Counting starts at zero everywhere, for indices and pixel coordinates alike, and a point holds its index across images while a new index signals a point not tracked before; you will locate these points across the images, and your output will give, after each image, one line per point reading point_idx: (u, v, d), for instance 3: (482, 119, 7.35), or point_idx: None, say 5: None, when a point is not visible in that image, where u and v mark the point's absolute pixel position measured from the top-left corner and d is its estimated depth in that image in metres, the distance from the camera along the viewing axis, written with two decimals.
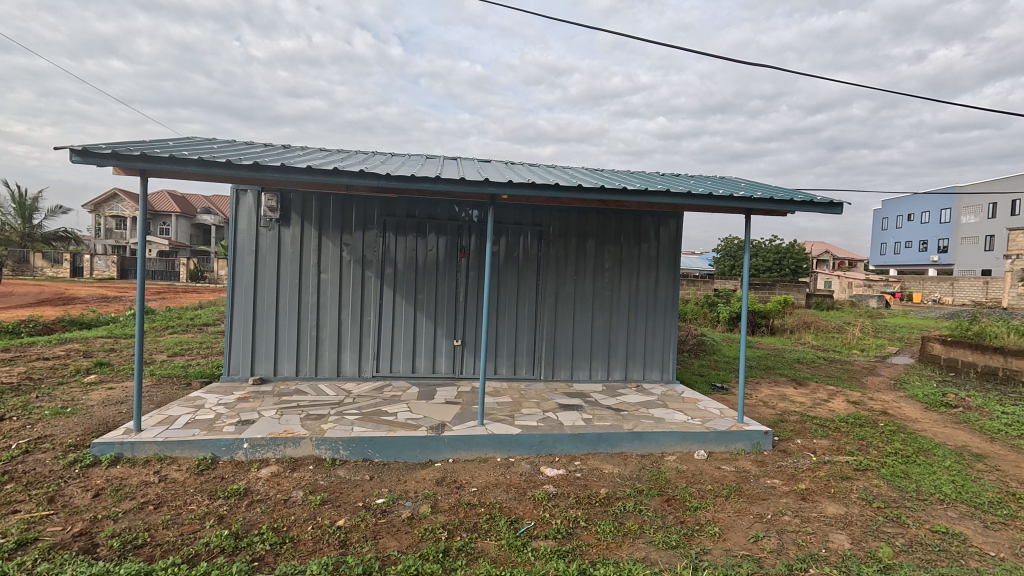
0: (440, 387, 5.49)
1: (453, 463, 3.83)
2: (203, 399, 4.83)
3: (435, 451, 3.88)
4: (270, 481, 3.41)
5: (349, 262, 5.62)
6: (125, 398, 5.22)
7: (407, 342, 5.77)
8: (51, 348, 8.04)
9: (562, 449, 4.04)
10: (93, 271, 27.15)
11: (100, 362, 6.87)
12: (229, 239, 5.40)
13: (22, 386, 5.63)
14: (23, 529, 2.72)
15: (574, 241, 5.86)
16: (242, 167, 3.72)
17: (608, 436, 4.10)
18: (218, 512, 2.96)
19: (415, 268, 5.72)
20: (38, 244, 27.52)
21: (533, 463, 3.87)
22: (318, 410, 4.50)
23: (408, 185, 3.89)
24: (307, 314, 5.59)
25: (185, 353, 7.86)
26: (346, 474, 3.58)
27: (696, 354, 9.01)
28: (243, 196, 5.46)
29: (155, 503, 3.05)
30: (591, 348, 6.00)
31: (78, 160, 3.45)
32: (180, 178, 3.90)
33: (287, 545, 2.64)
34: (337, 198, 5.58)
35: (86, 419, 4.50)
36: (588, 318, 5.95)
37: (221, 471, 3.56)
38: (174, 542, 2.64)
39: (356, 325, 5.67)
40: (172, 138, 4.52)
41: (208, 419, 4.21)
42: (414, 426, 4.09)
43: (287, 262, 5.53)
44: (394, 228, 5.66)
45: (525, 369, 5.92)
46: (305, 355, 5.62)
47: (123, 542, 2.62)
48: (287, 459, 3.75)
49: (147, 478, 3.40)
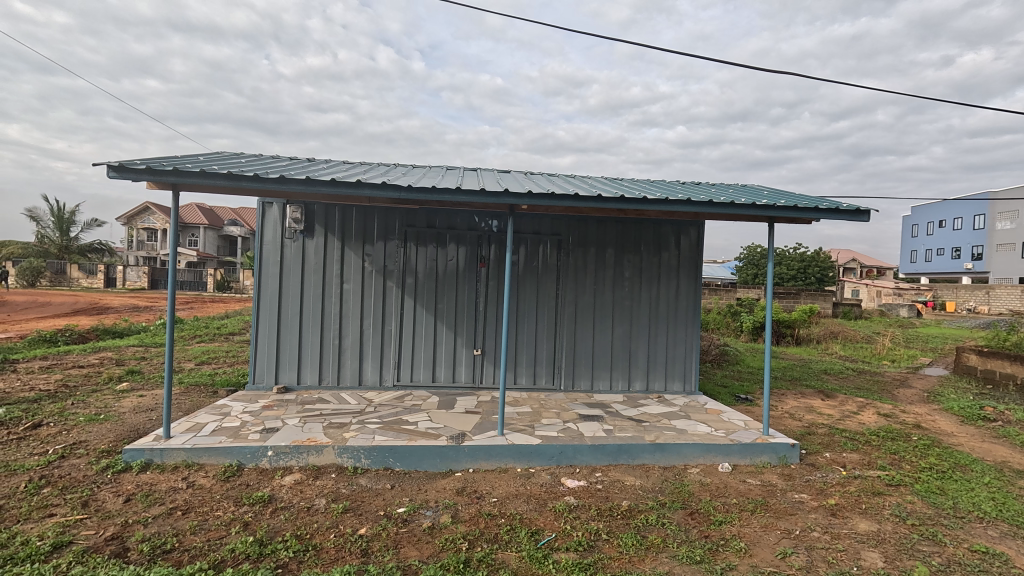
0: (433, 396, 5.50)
1: (554, 470, 3.92)
2: (229, 406, 4.94)
3: (536, 459, 3.96)
4: (294, 489, 3.46)
5: (370, 272, 5.71)
6: (194, 404, 5.37)
7: (427, 351, 5.79)
8: (85, 356, 8.35)
9: (655, 460, 4.08)
10: (126, 282, 28.06)
11: (131, 370, 7.08)
12: (256, 250, 5.55)
13: (58, 393, 5.84)
14: (185, 530, 2.86)
15: (593, 249, 5.85)
16: (268, 181, 3.80)
17: (702, 444, 4.12)
18: (245, 519, 3.00)
19: (436, 277, 5.77)
20: (74, 256, 28.69)
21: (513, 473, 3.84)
22: (341, 418, 4.56)
23: (502, 200, 3.97)
24: (330, 324, 5.68)
25: (212, 361, 8.07)
26: (367, 482, 3.61)
27: (719, 364, 8.89)
28: (269, 208, 5.60)
29: (184, 509, 3.12)
30: (646, 358, 5.98)
31: (114, 176, 3.61)
32: (209, 191, 4.02)
33: (310, 552, 2.67)
34: (359, 210, 5.68)
35: (119, 426, 4.62)
36: (642, 328, 5.95)
37: (333, 478, 3.66)
38: (201, 547, 2.68)
39: (377, 334, 5.73)
40: (204, 153, 4.68)
41: (317, 425, 4.33)
42: (434, 435, 4.10)
43: (311, 272, 5.64)
44: (415, 238, 5.73)
45: (544, 379, 5.90)
46: (328, 364, 5.70)
47: (152, 547, 2.67)
48: (388, 469, 3.81)
49: (176, 484, 3.48)
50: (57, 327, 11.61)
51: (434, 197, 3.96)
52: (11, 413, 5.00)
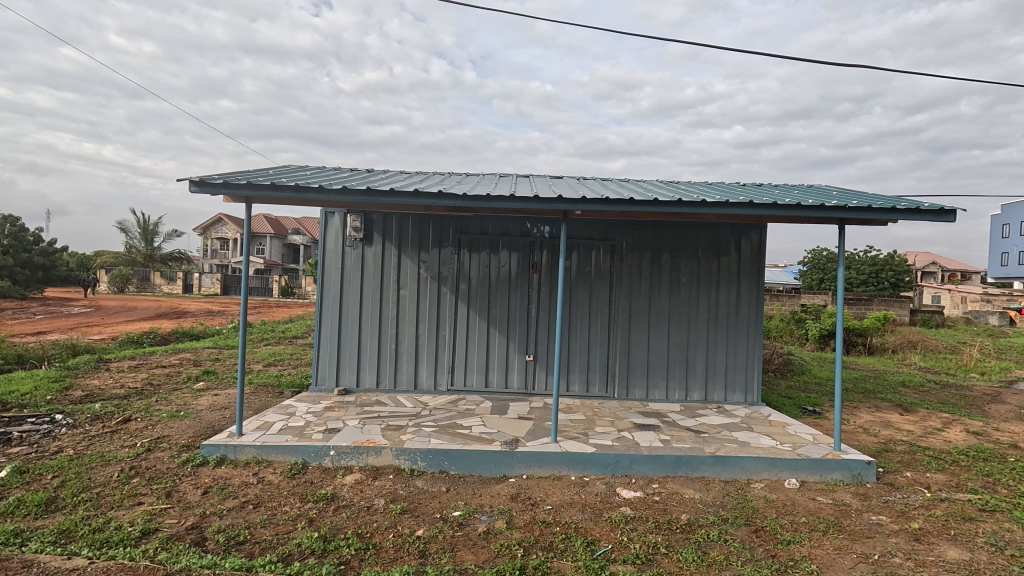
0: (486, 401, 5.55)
1: (610, 479, 3.84)
2: (294, 406, 5.20)
3: (590, 468, 3.90)
4: (354, 488, 3.58)
5: (425, 279, 5.85)
6: (263, 403, 5.69)
7: (480, 356, 5.85)
8: (167, 356, 9.06)
9: (716, 473, 3.91)
10: (201, 288, 30.19)
11: (207, 371, 7.60)
12: (319, 258, 5.83)
13: (145, 391, 6.36)
14: (256, 523, 3.02)
15: (648, 255, 5.73)
16: (332, 192, 3.99)
17: (767, 458, 3.92)
18: (309, 515, 3.14)
19: (488, 283, 5.83)
20: (157, 264, 31.21)
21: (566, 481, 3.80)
22: (398, 421, 4.68)
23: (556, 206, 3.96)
24: (387, 328, 5.86)
25: (278, 363, 8.54)
26: (424, 484, 3.68)
27: (783, 374, 8.45)
28: (331, 217, 5.87)
29: (255, 503, 3.31)
30: (704, 366, 5.78)
31: (195, 190, 3.90)
32: (278, 203, 4.27)
33: (370, 551, 2.75)
34: (415, 218, 5.84)
35: (197, 422, 4.97)
36: (700, 335, 5.76)
37: (390, 479, 3.76)
38: (271, 540, 2.83)
39: (432, 339, 5.86)
40: (274, 167, 4.98)
41: (375, 427, 4.47)
42: (488, 440, 4.14)
43: (370, 278, 5.85)
44: (468, 245, 5.83)
45: (598, 387, 5.81)
46: (385, 368, 5.87)
47: (226, 538, 2.84)
48: (443, 473, 3.87)
49: (248, 479, 3.69)
50: (144, 330, 12.69)
51: (488, 205, 4.02)
52: (106, 408, 5.50)
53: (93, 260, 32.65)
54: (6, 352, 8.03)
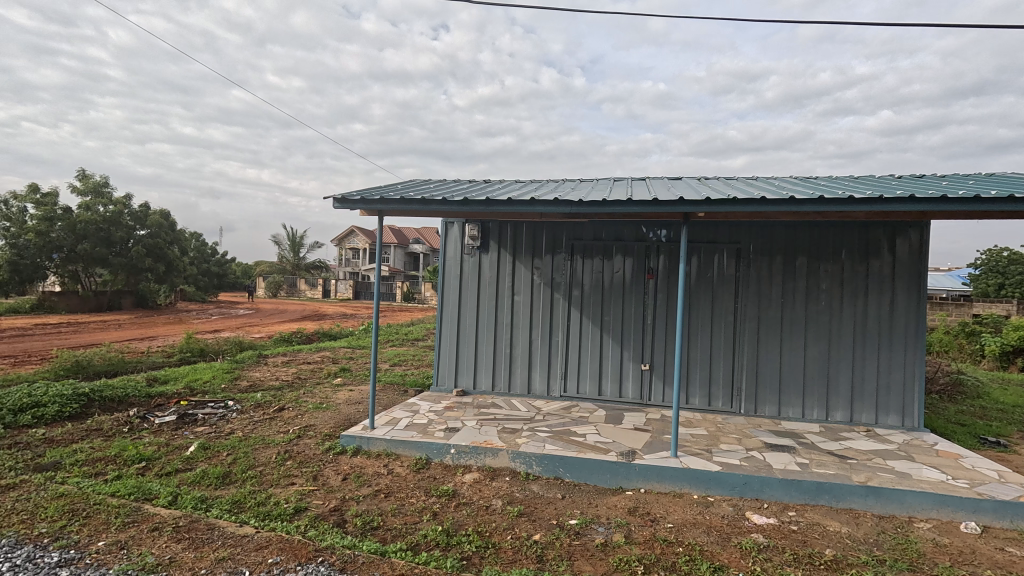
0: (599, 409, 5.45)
1: (739, 502, 3.55)
2: (418, 404, 5.55)
3: (715, 488, 3.64)
4: (474, 486, 3.73)
5: (539, 285, 5.92)
6: (391, 400, 6.17)
7: (594, 364, 5.77)
8: (311, 354, 10.23)
9: (868, 506, 3.43)
10: (337, 293, 33.65)
11: (343, 368, 8.44)
12: (440, 265, 6.19)
13: (294, 384, 7.24)
14: (387, 511, 3.28)
15: (779, 258, 5.24)
16: (454, 204, 4.22)
17: (936, 493, 3.34)
18: (433, 508, 3.33)
19: (602, 289, 5.74)
20: (302, 273, 35.44)
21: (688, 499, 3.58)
22: (513, 424, 4.78)
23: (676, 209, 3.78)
24: (502, 333, 6.03)
25: (402, 363, 9.21)
26: (539, 489, 3.71)
27: (952, 396, 7.20)
28: (451, 227, 6.21)
29: (386, 492, 3.59)
30: (850, 383, 5.11)
31: (338, 207, 4.37)
32: (406, 216, 4.62)
33: (490, 550, 2.83)
34: (529, 225, 5.95)
35: (336, 414, 5.54)
36: (846, 348, 5.11)
37: (507, 480, 3.85)
38: (400, 529, 3.04)
39: (545, 345, 5.91)
40: (402, 183, 5.40)
41: (492, 429, 4.62)
42: (604, 449, 4.05)
43: (486, 285, 6.08)
44: (582, 251, 5.80)
45: (721, 401, 5.42)
46: (500, 372, 6.04)
47: (363, 522, 3.12)
48: (558, 479, 3.87)
49: (379, 469, 4.02)
50: (292, 330, 14.48)
51: (603, 210, 3.97)
52: (266, 397, 6.36)
53: (254, 269, 38.08)
54: (193, 346, 9.67)
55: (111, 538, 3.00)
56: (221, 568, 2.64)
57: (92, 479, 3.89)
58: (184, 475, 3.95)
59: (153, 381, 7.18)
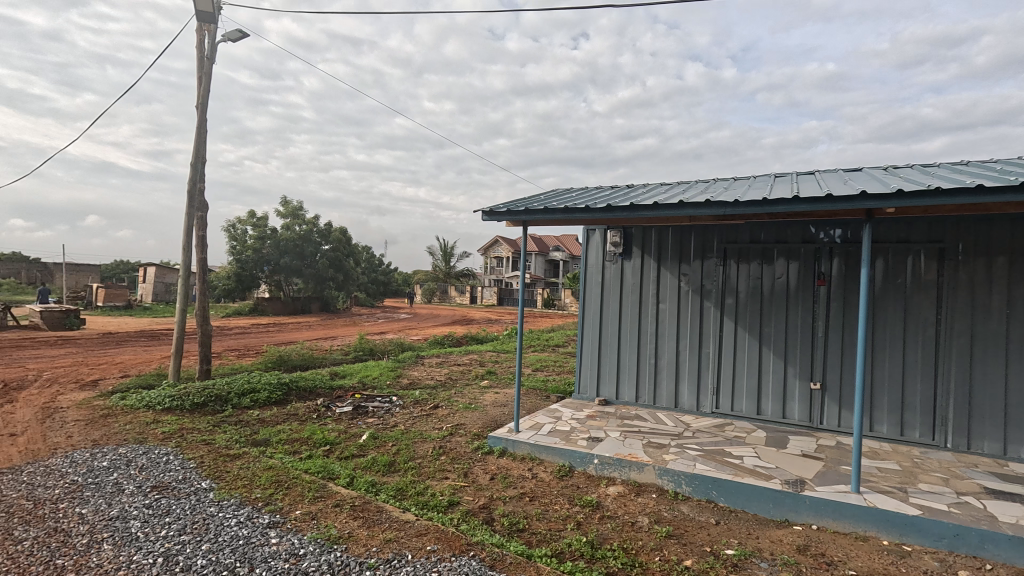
0: (759, 430, 4.92)
1: (948, 557, 2.91)
2: (561, 411, 5.60)
3: (913, 535, 3.04)
4: (618, 500, 3.63)
5: (687, 292, 5.59)
6: (534, 405, 6.32)
7: (751, 379, 5.25)
8: (461, 356, 10.97)
9: None
10: (483, 299, 35.65)
11: (490, 371, 8.90)
12: (582, 273, 6.20)
13: (447, 384, 7.84)
14: (532, 515, 3.35)
15: (1002, 259, 4.22)
16: (597, 211, 4.20)
17: None
18: (577, 517, 3.32)
19: (760, 297, 5.21)
20: (453, 280, 38.29)
21: (877, 545, 3.04)
22: (659, 439, 4.56)
23: (856, 205, 3.28)
24: (646, 342, 5.81)
25: (544, 369, 9.40)
26: (689, 511, 3.47)
27: None
28: (593, 234, 6.19)
29: (531, 496, 3.68)
30: None
31: (486, 219, 4.66)
32: (549, 224, 4.73)
33: (636, 569, 2.72)
34: (676, 229, 5.66)
35: (484, 415, 5.86)
36: None
37: (653, 498, 3.67)
38: (545, 534, 3.09)
39: (694, 356, 5.54)
40: (545, 193, 5.54)
41: (636, 442, 4.46)
42: (765, 476, 3.65)
43: (629, 292, 5.93)
44: (736, 255, 5.33)
45: (919, 432, 4.52)
46: (644, 383, 5.82)
47: (510, 523, 3.23)
48: (711, 502, 3.59)
49: (524, 472, 4.14)
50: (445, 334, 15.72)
51: (763, 211, 3.61)
52: (423, 395, 6.99)
53: (412, 277, 42.20)
54: (364, 346, 11.03)
55: (305, 508, 3.55)
56: (389, 547, 2.95)
57: (292, 456, 4.64)
58: (359, 460, 4.52)
59: (335, 375, 8.36)
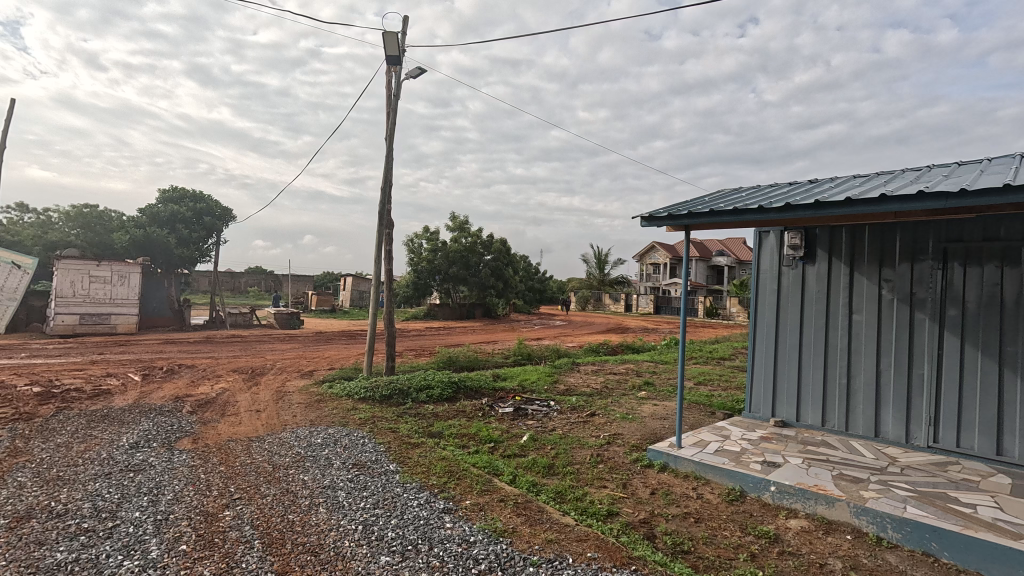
0: (1000, 475, 3.92)
1: None
2: (729, 430, 5.17)
3: None
4: (801, 535, 3.22)
5: (890, 301, 4.74)
6: (697, 421, 5.94)
7: (986, 410, 4.21)
8: (617, 365, 10.78)
9: None
10: (639, 307, 34.57)
11: (648, 381, 8.59)
12: (754, 279, 5.68)
13: (603, 392, 7.78)
14: (698, 538, 3.15)
15: None
16: (772, 211, 3.82)
17: None
18: (751, 548, 3.03)
19: (1000, 308, 4.16)
20: (607, 288, 37.89)
21: None
22: (855, 472, 3.92)
23: None
24: (836, 359, 5.06)
25: (708, 383, 8.76)
26: (898, 562, 2.92)
27: None
28: (767, 237, 5.64)
29: (696, 517, 3.46)
30: None
31: (645, 225, 4.60)
32: (714, 228, 4.46)
33: None
34: (875, 228, 4.85)
35: (643, 427, 5.69)
36: None
37: (848, 539, 3.17)
38: (713, 561, 2.88)
39: (901, 378, 4.65)
40: (710, 194, 5.22)
41: (824, 472, 3.91)
42: (1012, 533, 2.90)
43: (813, 301, 5.24)
44: (962, 257, 4.36)
45: None
46: (833, 405, 5.07)
47: (673, 542, 3.08)
48: (929, 556, 2.96)
49: (688, 491, 3.91)
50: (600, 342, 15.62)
51: (1003, 201, 2.90)
52: (580, 401, 7.05)
53: (567, 285, 42.83)
54: (523, 351, 11.53)
55: (474, 499, 3.84)
56: (551, 548, 3.04)
57: (461, 450, 5.06)
58: (520, 459, 4.74)
59: (497, 377, 8.88)
